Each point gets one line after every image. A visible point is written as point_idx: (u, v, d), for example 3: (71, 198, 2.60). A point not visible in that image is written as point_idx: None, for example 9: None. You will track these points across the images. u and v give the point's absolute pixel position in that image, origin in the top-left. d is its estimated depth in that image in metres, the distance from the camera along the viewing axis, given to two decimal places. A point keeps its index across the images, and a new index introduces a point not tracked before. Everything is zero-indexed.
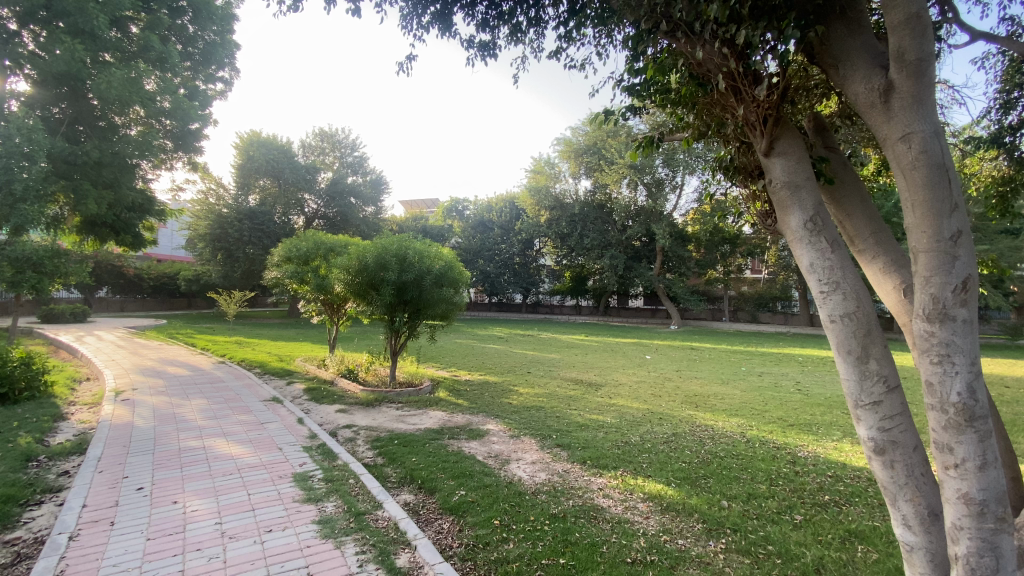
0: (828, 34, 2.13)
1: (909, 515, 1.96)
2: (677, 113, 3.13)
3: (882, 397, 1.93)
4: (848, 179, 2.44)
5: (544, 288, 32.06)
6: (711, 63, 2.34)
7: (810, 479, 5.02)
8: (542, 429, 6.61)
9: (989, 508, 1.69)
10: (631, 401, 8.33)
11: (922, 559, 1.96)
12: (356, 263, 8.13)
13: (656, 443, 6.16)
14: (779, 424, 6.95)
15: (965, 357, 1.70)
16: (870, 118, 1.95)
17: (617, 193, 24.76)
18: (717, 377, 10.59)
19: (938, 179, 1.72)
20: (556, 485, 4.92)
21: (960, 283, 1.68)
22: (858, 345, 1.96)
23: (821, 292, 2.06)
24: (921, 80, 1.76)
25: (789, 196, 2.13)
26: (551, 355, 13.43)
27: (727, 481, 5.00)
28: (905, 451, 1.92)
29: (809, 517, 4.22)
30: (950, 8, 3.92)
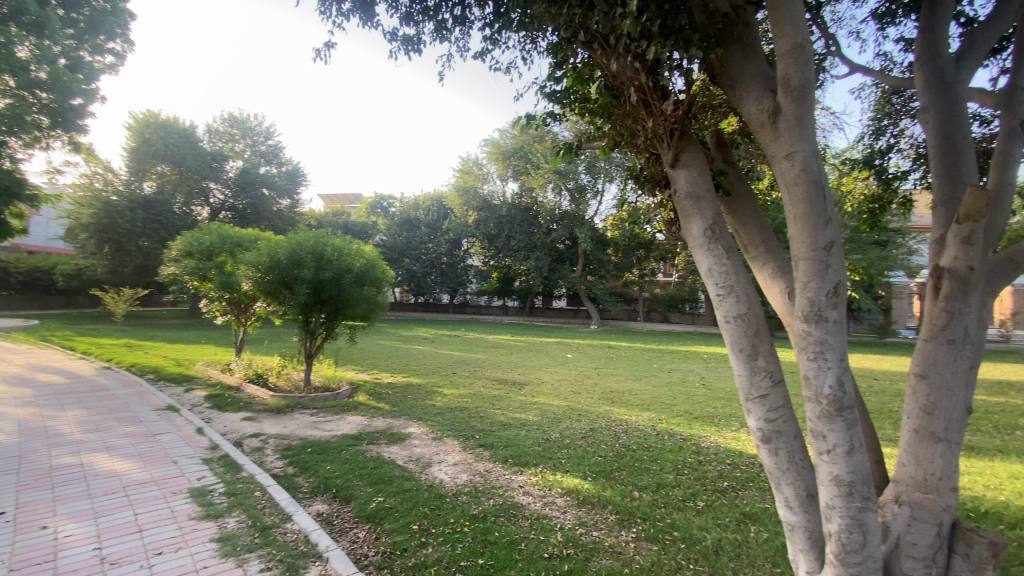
0: (726, 58, 2.30)
1: (791, 497, 2.17)
2: (594, 122, 3.26)
3: (769, 390, 2.12)
4: (743, 193, 2.65)
5: (471, 288, 32.01)
6: (624, 76, 2.45)
7: (711, 467, 5.43)
8: (464, 430, 6.58)
9: (856, 488, 1.92)
10: (553, 399, 8.54)
11: (801, 536, 2.18)
12: (267, 260, 7.62)
13: (574, 438, 6.37)
14: (686, 417, 7.47)
15: (835, 354, 1.91)
16: (761, 136, 2.13)
17: (543, 196, 25.36)
18: (632, 374, 11.17)
19: (814, 196, 1.92)
20: (477, 486, 4.91)
21: (831, 288, 1.89)
22: (749, 344, 2.14)
23: (717, 295, 2.22)
24: (803, 105, 1.94)
25: (691, 206, 2.29)
26: (476, 355, 13.42)
27: (638, 472, 5.27)
28: (786, 439, 2.12)
29: (710, 502, 4.57)
30: (833, 42, 4.43)
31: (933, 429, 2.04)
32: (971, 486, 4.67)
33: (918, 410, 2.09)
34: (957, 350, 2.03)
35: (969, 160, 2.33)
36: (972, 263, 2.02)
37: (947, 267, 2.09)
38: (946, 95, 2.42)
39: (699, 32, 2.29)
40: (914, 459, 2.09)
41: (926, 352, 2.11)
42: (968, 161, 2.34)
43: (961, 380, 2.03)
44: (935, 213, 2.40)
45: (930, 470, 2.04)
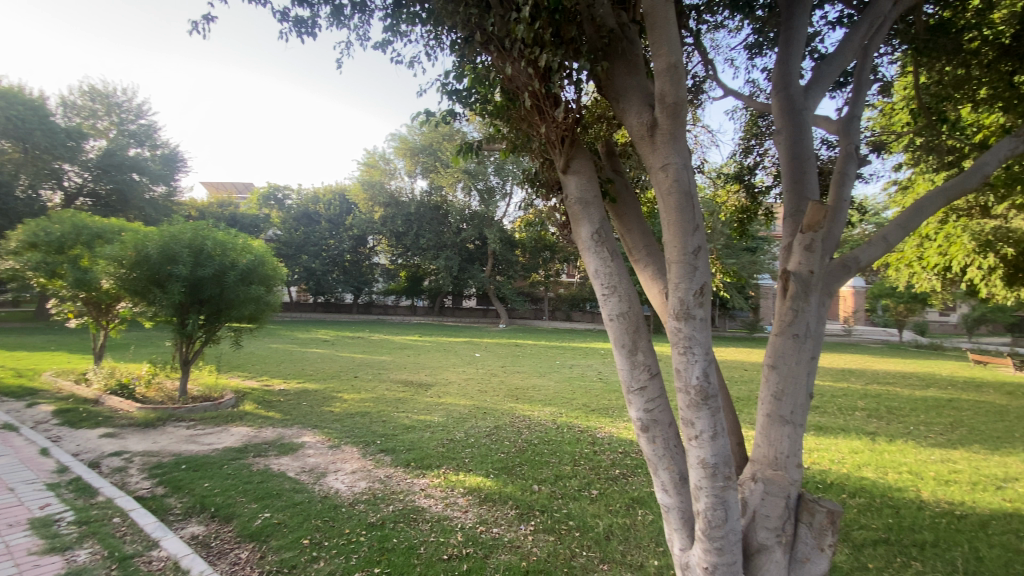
0: (612, 71, 2.44)
1: (666, 481, 2.34)
2: (492, 125, 3.27)
3: (648, 382, 2.28)
4: (628, 200, 2.82)
5: (377, 287, 30.90)
6: (519, 81, 2.50)
7: (605, 456, 5.75)
8: (364, 436, 6.33)
9: (719, 469, 2.11)
10: (459, 399, 8.52)
11: (675, 517, 2.36)
12: (132, 254, 6.74)
13: (479, 437, 6.40)
14: (584, 410, 7.84)
15: (701, 348, 2.10)
16: (641, 147, 2.27)
17: (452, 195, 25.28)
18: (537, 370, 11.50)
19: (684, 205, 2.11)
20: (375, 493, 4.73)
21: (698, 288, 2.08)
22: (629, 340, 2.30)
23: (603, 295, 2.35)
24: (676, 120, 2.11)
25: (580, 210, 2.39)
26: (380, 357, 12.97)
27: (539, 465, 5.43)
28: (662, 427, 2.30)
29: (603, 490, 4.83)
30: (711, 67, 4.90)
31: (781, 413, 2.32)
32: (819, 461, 5.42)
33: (770, 397, 2.37)
34: (800, 343, 2.34)
35: (812, 179, 2.67)
36: (812, 267, 2.32)
37: (793, 271, 2.38)
38: (797, 119, 2.74)
39: (587, 43, 2.40)
40: (767, 440, 2.36)
41: (776, 346, 2.39)
42: (811, 180, 2.69)
43: (803, 370, 2.33)
44: (785, 223, 2.73)
45: (779, 449, 2.32)
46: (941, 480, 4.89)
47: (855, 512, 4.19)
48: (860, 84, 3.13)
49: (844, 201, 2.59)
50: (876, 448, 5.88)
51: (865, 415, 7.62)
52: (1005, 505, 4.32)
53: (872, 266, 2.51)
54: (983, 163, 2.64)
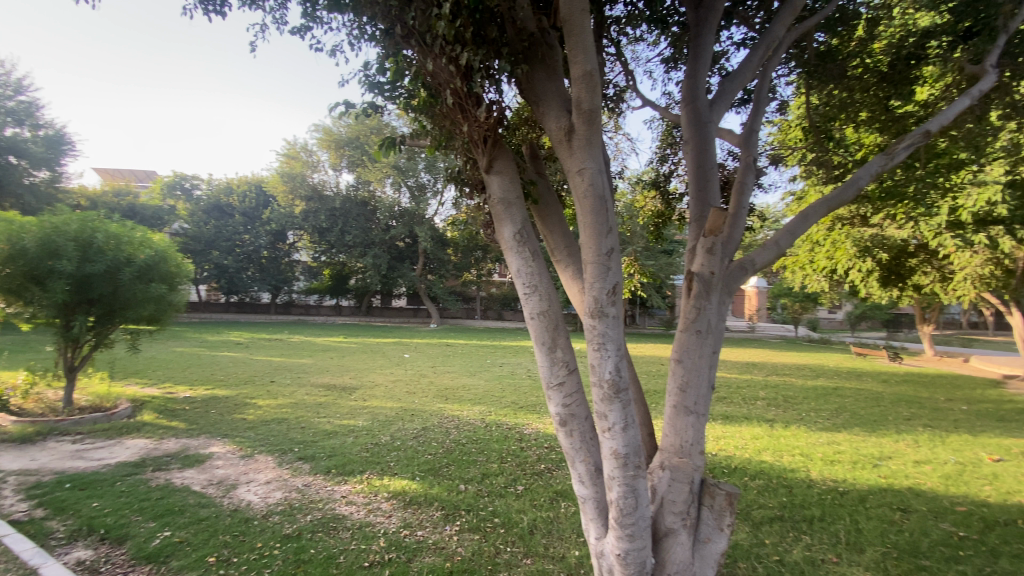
0: (532, 75, 2.48)
1: (582, 473, 2.41)
2: (417, 121, 3.20)
3: (565, 378, 2.35)
4: (551, 202, 2.89)
5: (298, 286, 29.34)
6: (441, 78, 2.47)
7: (532, 452, 5.86)
8: (281, 443, 5.99)
9: (630, 459, 2.22)
10: (385, 401, 8.30)
11: (591, 507, 2.44)
12: (4, 247, 5.92)
13: (405, 439, 6.28)
14: (513, 408, 7.93)
15: (614, 345, 2.20)
16: (559, 151, 2.33)
17: (381, 191, 24.66)
18: (466, 370, 11.47)
19: (598, 208, 2.19)
20: (292, 503, 4.49)
21: (610, 288, 2.18)
22: (549, 337, 2.35)
23: (524, 294, 2.40)
24: (591, 126, 2.18)
25: (502, 211, 2.42)
26: (301, 360, 12.32)
27: (466, 465, 5.42)
28: (579, 421, 2.38)
29: (528, 485, 4.92)
30: (630, 78, 5.14)
31: (686, 404, 2.48)
32: (725, 448, 5.87)
33: (676, 389, 2.53)
34: (702, 339, 2.52)
35: (714, 187, 2.89)
36: (712, 269, 2.51)
37: (697, 272, 2.56)
38: (702, 130, 2.94)
39: (508, 45, 2.42)
40: (673, 429, 2.51)
41: (682, 342, 2.56)
42: (714, 187, 2.90)
43: (704, 363, 2.52)
44: (692, 227, 2.92)
45: (684, 438, 2.48)
46: (827, 460, 5.47)
47: (755, 493, 4.58)
48: (759, 102, 3.42)
49: (742, 208, 2.81)
50: (774, 434, 6.46)
51: (765, 404, 8.35)
52: (878, 480, 4.92)
53: (765, 268, 2.75)
54: (858, 178, 2.96)
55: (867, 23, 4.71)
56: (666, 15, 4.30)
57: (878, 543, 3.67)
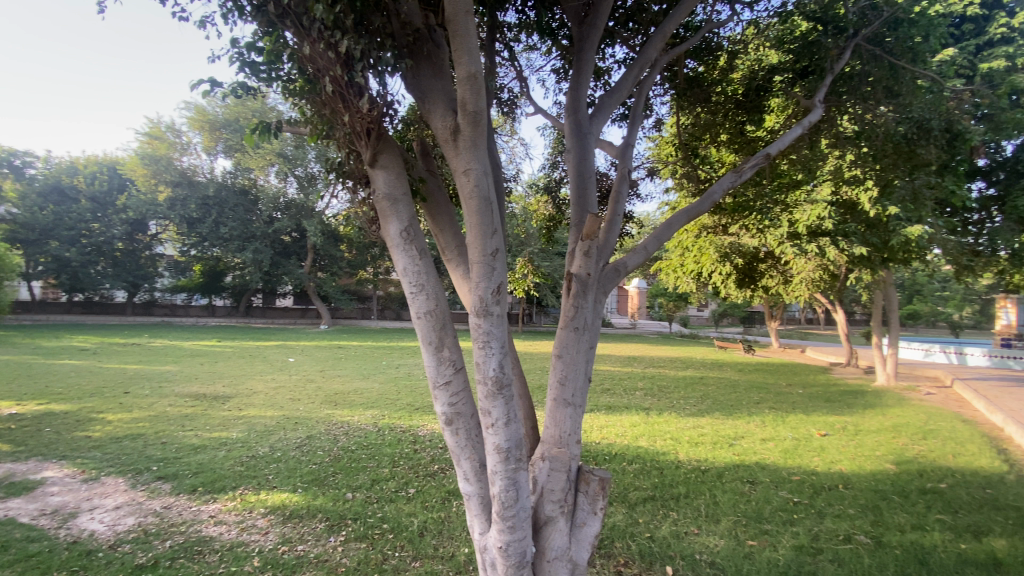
0: (418, 71, 2.46)
1: (467, 470, 2.42)
2: (295, 107, 2.98)
3: (452, 376, 2.34)
4: (440, 199, 2.85)
5: (162, 283, 25.96)
6: (321, 64, 2.35)
7: (425, 453, 5.79)
8: (136, 462, 5.26)
9: (512, 452, 2.28)
10: (265, 410, 7.65)
11: (476, 504, 2.46)
12: None
13: (287, 450, 5.84)
14: (407, 410, 7.76)
15: (498, 343, 2.23)
16: (445, 150, 2.32)
17: (265, 180, 22.73)
18: (358, 373, 11.01)
19: (483, 209, 2.20)
20: (148, 528, 3.96)
21: (495, 287, 2.21)
22: (436, 337, 2.32)
23: (410, 292, 2.35)
24: (477, 127, 2.19)
25: (388, 207, 2.34)
26: (164, 367, 10.91)
27: (354, 472, 5.20)
28: (465, 419, 2.39)
29: (421, 488, 4.85)
30: (523, 85, 5.30)
31: (565, 397, 2.63)
32: (608, 436, 6.30)
33: (557, 383, 2.67)
34: (579, 335, 2.68)
35: (592, 194, 3.07)
36: (588, 270, 2.69)
37: (576, 272, 2.71)
38: (582, 140, 3.12)
39: (393, 38, 2.38)
40: (553, 422, 2.63)
41: (562, 339, 2.70)
42: (592, 194, 3.08)
43: (582, 357, 2.68)
44: (572, 231, 3.08)
45: (563, 429, 2.61)
46: (693, 442, 6.11)
47: (631, 476, 4.98)
48: (636, 117, 3.72)
49: (617, 215, 3.03)
50: (650, 421, 7.07)
51: (644, 394, 9.10)
52: (733, 457, 5.60)
53: (636, 269, 2.99)
54: (713, 192, 3.34)
55: (727, 54, 5.33)
56: (554, 28, 4.50)
57: (731, 513, 4.18)
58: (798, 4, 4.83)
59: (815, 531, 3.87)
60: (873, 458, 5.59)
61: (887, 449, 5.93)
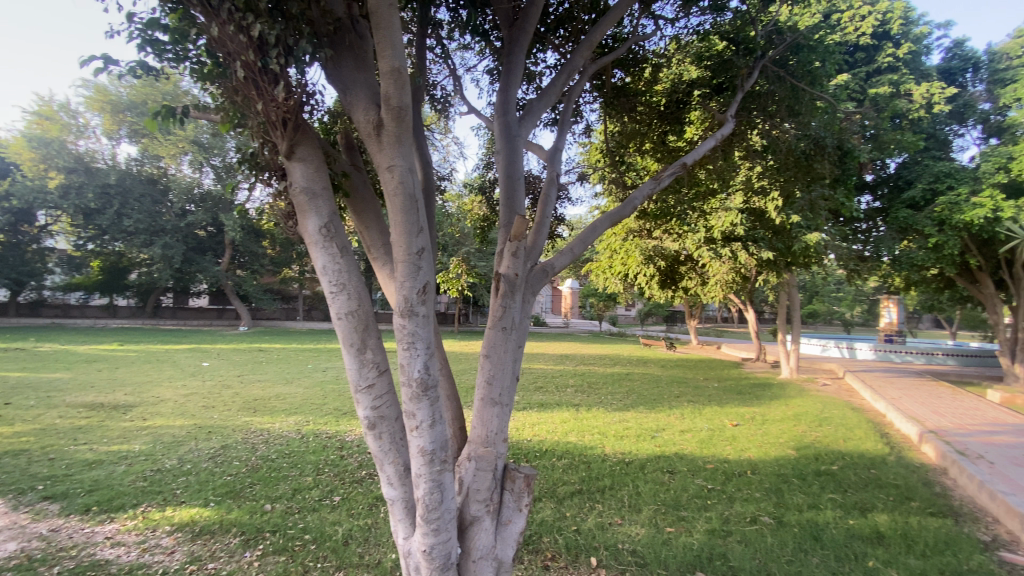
0: (340, 62, 2.38)
1: (391, 474, 2.35)
2: (205, 91, 2.76)
3: (375, 379, 2.26)
4: (365, 194, 2.76)
5: (52, 280, 23.15)
6: (231, 49, 2.22)
7: (352, 459, 5.59)
8: (16, 482, 4.65)
9: (437, 455, 2.23)
10: (173, 419, 7.03)
11: (400, 508, 2.40)
12: None
13: (198, 461, 5.41)
14: (334, 415, 7.45)
15: (424, 344, 2.17)
16: (368, 145, 2.25)
17: (177, 169, 20.94)
18: (281, 377, 10.42)
19: (409, 207, 2.14)
20: (30, 555, 3.52)
21: (421, 287, 2.16)
22: (358, 338, 2.23)
23: (330, 292, 2.25)
24: (401, 124, 2.13)
25: (306, 201, 2.23)
26: (51, 375, 9.73)
27: (275, 482, 4.92)
28: (388, 422, 2.32)
29: (346, 495, 4.68)
30: (457, 83, 5.25)
31: (492, 397, 2.64)
32: (539, 433, 6.41)
33: (484, 382, 2.67)
34: (507, 335, 2.70)
35: (521, 195, 3.11)
36: (516, 271, 2.70)
37: (504, 273, 2.72)
38: (511, 141, 3.14)
39: (312, 26, 2.28)
40: (480, 421, 2.63)
41: (490, 339, 2.71)
42: (521, 196, 3.11)
43: (509, 356, 2.70)
44: (501, 231, 3.10)
45: (489, 429, 2.62)
46: (619, 436, 6.36)
47: (561, 471, 5.10)
48: (565, 121, 3.81)
49: (545, 217, 3.08)
50: (579, 417, 7.27)
51: (574, 391, 9.35)
52: (654, 449, 5.89)
53: (563, 271, 3.05)
54: (634, 198, 3.50)
55: (652, 67, 5.60)
56: (486, 29, 4.51)
57: (652, 502, 4.40)
58: (715, 25, 5.18)
59: (727, 515, 4.16)
60: (777, 445, 6.11)
61: (789, 436, 6.50)
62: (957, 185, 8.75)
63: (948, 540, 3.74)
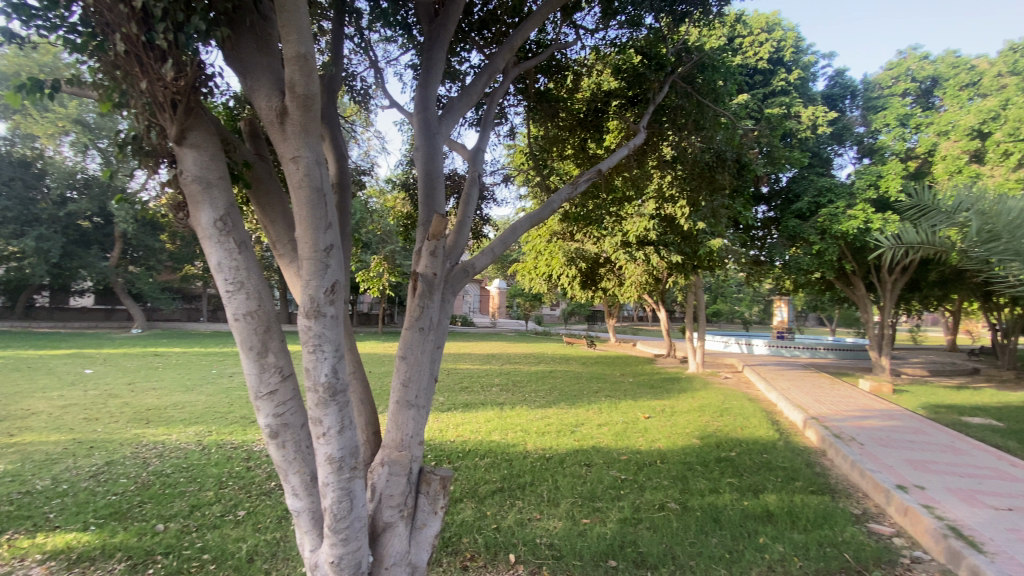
0: (239, 43, 2.23)
1: (296, 485, 2.22)
2: (81, 63, 2.45)
3: (278, 385, 2.13)
4: (270, 186, 2.60)
5: None
6: (112, 20, 2.01)
7: (260, 470, 5.22)
8: None
9: (346, 461, 2.14)
10: (46, 434, 6.18)
11: (306, 520, 2.28)
12: None
13: (77, 481, 4.80)
14: (241, 423, 6.93)
15: (332, 346, 2.06)
16: (271, 134, 2.11)
17: (55, 151, 18.47)
18: (180, 384, 9.52)
19: (316, 201, 2.03)
20: None
21: (329, 286, 2.05)
22: (258, 341, 2.09)
23: (226, 291, 2.08)
24: (308, 113, 2.02)
25: (200, 191, 2.06)
26: None
27: (169, 499, 4.48)
28: (293, 430, 2.18)
29: (252, 509, 4.36)
30: (379, 75, 5.10)
31: (408, 399, 2.58)
32: (462, 433, 6.38)
33: (400, 385, 2.61)
34: (424, 335, 2.65)
35: (441, 194, 3.07)
36: (435, 270, 2.66)
37: (421, 273, 2.65)
38: (430, 138, 3.09)
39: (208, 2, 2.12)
40: (395, 425, 2.57)
41: (406, 339, 2.65)
42: (440, 194, 3.08)
43: (426, 358, 2.65)
44: (420, 230, 3.04)
45: (405, 432, 2.56)
46: (540, 433, 6.49)
47: (482, 470, 5.11)
48: (487, 122, 3.81)
49: (466, 216, 3.06)
50: (502, 415, 7.33)
51: (498, 390, 9.40)
52: (573, 444, 6.08)
53: (484, 271, 3.05)
54: (553, 201, 3.58)
55: (573, 75, 5.79)
56: (407, 22, 4.41)
57: (569, 495, 4.53)
58: (632, 39, 5.43)
59: (637, 503, 4.39)
60: (684, 435, 6.55)
61: (694, 426, 6.99)
62: (837, 199, 9.86)
63: (827, 515, 4.21)
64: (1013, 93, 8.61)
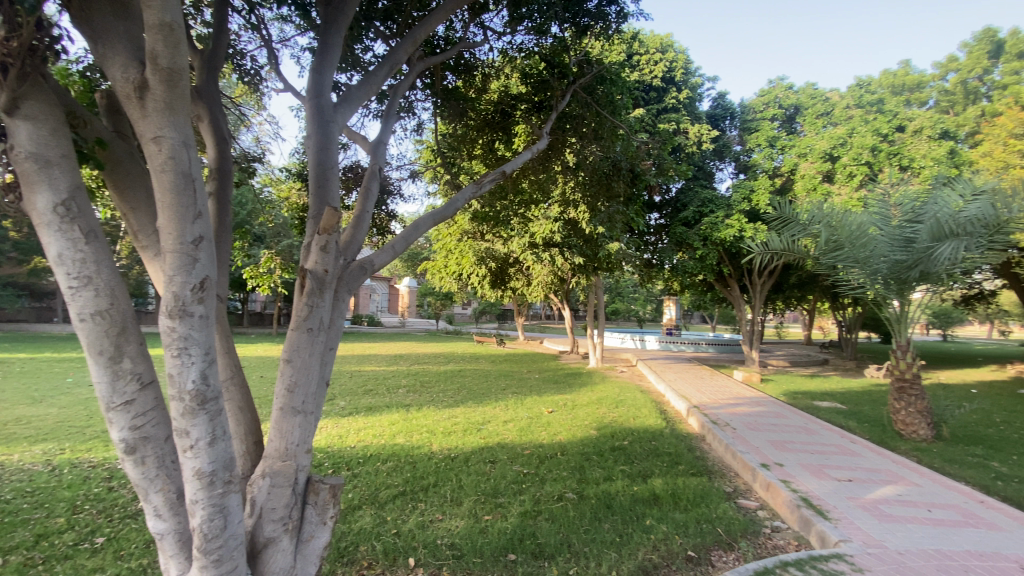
0: (90, 4, 1.96)
1: (159, 505, 1.99)
2: None
3: (135, 395, 1.90)
4: (131, 168, 2.30)
5: None
6: None
7: (125, 490, 4.61)
8: None
9: (218, 475, 1.96)
10: None
11: (171, 543, 2.05)
12: None
13: None
14: (102, 438, 6.07)
15: (200, 348, 1.88)
16: (129, 109, 1.87)
17: None
18: (24, 396, 8.13)
19: (182, 187, 1.83)
20: None
21: (198, 283, 1.86)
22: (110, 345, 1.85)
23: (69, 287, 1.81)
24: (172, 89, 1.81)
25: (35, 170, 1.77)
26: None
27: (5, 530, 3.80)
28: (155, 444, 1.95)
29: (113, 535, 3.83)
30: (273, 56, 4.73)
31: (293, 405, 2.43)
32: (364, 438, 6.15)
33: (284, 390, 2.44)
34: (314, 336, 2.50)
35: (335, 187, 2.93)
36: (326, 267, 2.52)
37: (310, 269, 2.50)
38: (324, 126, 2.93)
39: None
40: (279, 433, 2.40)
41: (293, 340, 2.48)
42: (334, 187, 2.93)
43: (315, 360, 2.51)
44: (311, 223, 2.86)
45: (290, 440, 2.40)
46: (445, 433, 6.44)
47: (384, 474, 4.95)
48: (389, 115, 3.68)
49: (364, 211, 2.94)
50: (407, 417, 7.16)
51: (405, 391, 9.19)
52: (479, 441, 6.12)
53: (382, 268, 2.95)
54: (457, 200, 3.56)
55: (481, 75, 5.81)
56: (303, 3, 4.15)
57: (472, 493, 4.55)
58: (537, 46, 5.57)
59: (538, 496, 4.52)
60: (583, 427, 6.88)
61: (592, 418, 7.36)
62: (717, 209, 10.93)
63: (704, 493, 4.66)
64: (857, 124, 10.28)
